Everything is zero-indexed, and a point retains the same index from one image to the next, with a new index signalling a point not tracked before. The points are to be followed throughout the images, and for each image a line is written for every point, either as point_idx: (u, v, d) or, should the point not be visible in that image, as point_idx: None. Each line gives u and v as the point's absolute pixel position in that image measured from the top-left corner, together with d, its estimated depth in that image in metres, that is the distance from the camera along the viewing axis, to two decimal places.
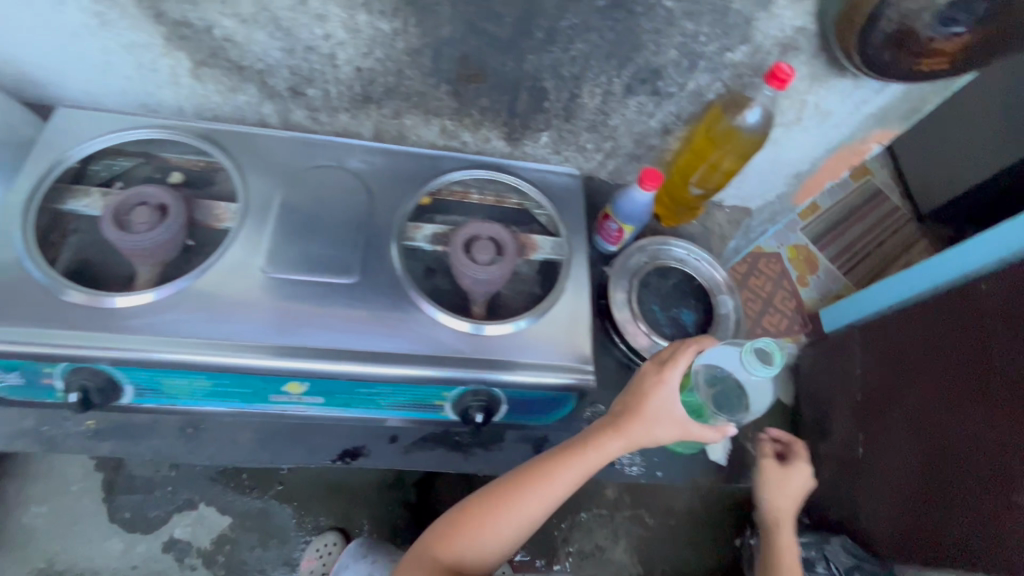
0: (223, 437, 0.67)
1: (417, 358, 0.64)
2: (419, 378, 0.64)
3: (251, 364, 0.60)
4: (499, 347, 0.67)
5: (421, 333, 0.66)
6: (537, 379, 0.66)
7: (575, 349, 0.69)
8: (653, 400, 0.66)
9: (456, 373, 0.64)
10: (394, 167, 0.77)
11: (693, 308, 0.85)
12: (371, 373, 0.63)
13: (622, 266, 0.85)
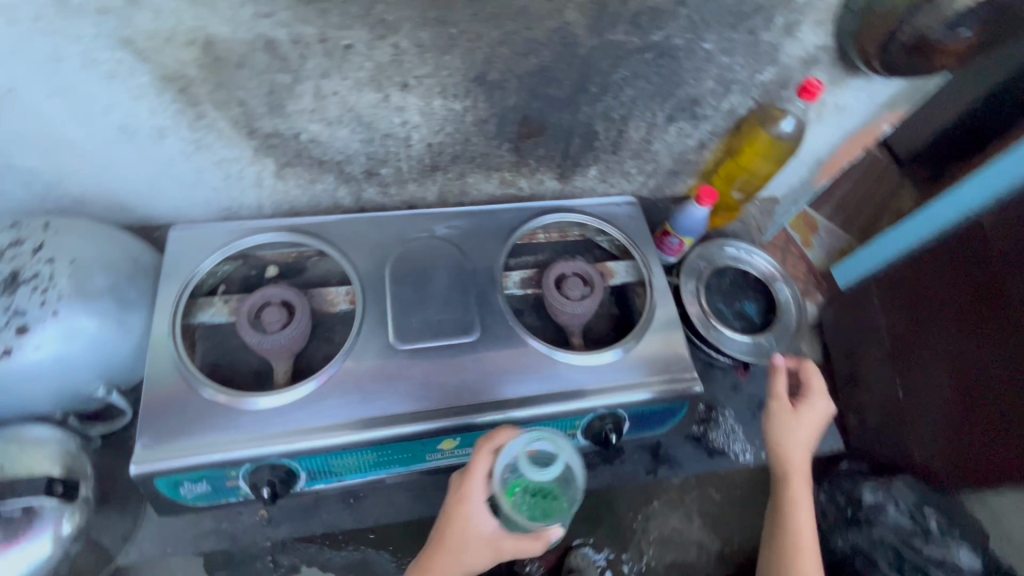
0: (383, 499, 0.75)
1: (548, 397, 0.71)
2: (554, 414, 0.71)
3: (410, 433, 0.66)
4: (611, 372, 0.75)
5: (544, 373, 0.73)
6: (654, 395, 0.74)
7: (679, 361, 0.77)
8: (456, 520, 0.62)
9: (586, 404, 0.72)
10: (475, 227, 0.85)
11: (754, 300, 0.94)
12: (514, 419, 0.69)
13: (686, 273, 0.93)
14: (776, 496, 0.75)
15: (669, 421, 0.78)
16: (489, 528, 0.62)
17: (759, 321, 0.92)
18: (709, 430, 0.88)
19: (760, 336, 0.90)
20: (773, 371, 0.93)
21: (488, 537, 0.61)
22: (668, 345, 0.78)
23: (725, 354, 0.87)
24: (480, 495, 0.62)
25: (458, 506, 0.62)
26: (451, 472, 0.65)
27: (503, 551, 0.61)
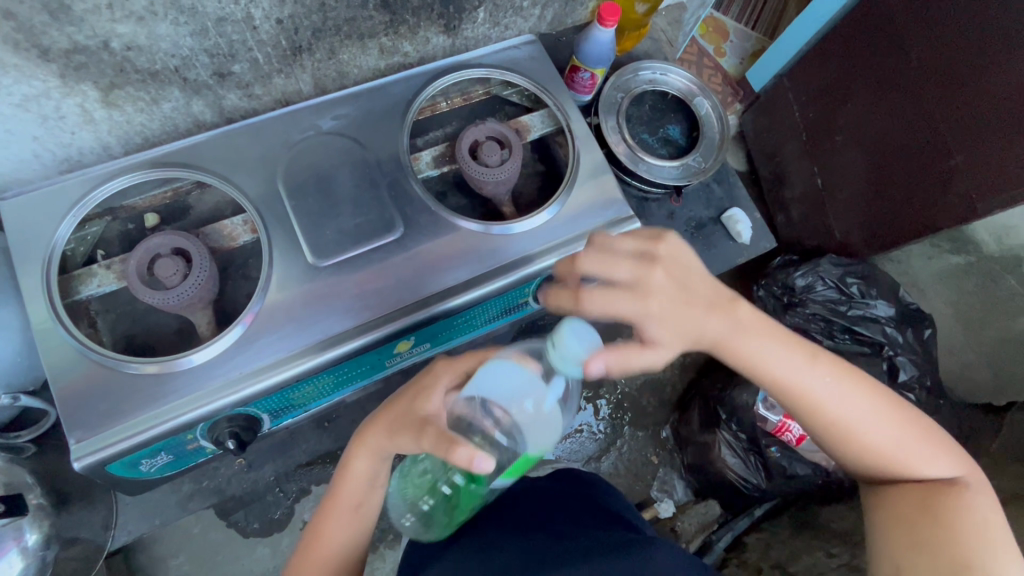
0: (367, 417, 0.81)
1: (493, 271, 0.69)
2: (502, 289, 0.69)
3: (362, 345, 0.64)
4: (550, 231, 0.72)
5: (485, 251, 0.70)
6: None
7: (613, 203, 0.75)
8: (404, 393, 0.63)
9: (531, 270, 0.70)
10: (365, 110, 0.75)
11: (677, 122, 0.91)
12: (464, 304, 0.68)
13: (604, 109, 0.87)
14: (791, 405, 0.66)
15: None
16: (432, 411, 0.61)
17: (684, 142, 0.90)
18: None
19: (687, 157, 0.88)
20: (703, 189, 0.93)
21: (427, 416, 0.61)
22: (598, 188, 0.75)
23: (655, 185, 0.86)
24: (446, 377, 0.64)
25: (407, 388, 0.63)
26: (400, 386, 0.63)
27: (427, 433, 0.58)
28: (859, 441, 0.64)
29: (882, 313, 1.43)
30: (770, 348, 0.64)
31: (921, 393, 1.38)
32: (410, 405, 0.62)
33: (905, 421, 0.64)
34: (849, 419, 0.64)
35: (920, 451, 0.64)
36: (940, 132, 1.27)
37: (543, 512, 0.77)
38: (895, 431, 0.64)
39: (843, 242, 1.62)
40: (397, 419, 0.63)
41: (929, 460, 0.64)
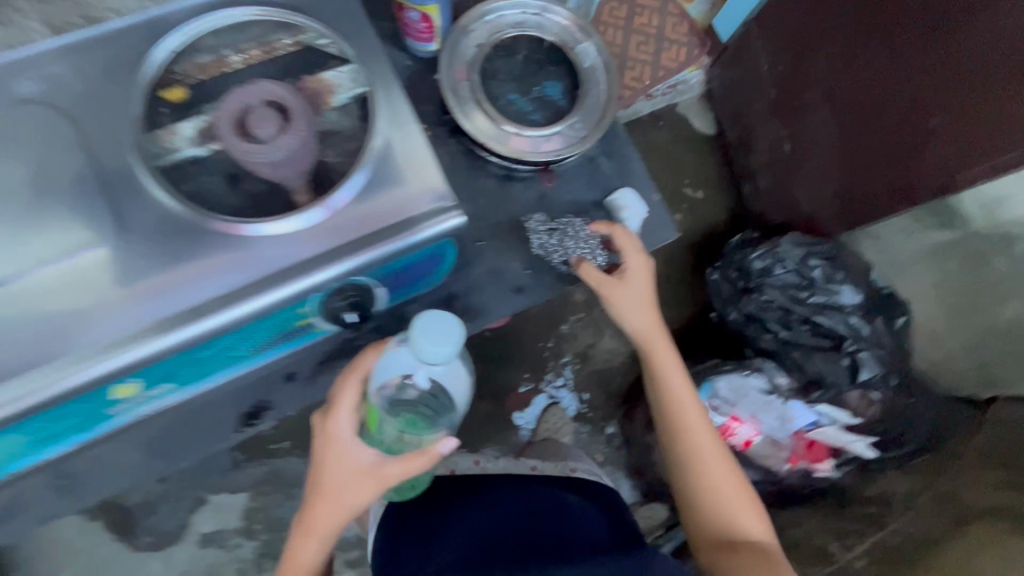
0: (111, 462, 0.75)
1: (246, 291, 0.55)
2: (261, 312, 0.56)
3: (62, 392, 0.52)
4: (332, 235, 0.56)
5: (238, 259, 0.55)
6: (387, 256, 0.56)
7: (422, 195, 0.57)
8: (335, 452, 0.74)
9: (297, 290, 0.56)
10: (89, 68, 0.59)
11: (557, 78, 0.71)
12: (200, 337, 0.54)
13: (453, 63, 0.68)
14: (667, 420, 0.90)
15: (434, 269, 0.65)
16: (367, 459, 0.74)
17: (565, 104, 0.70)
18: (560, 238, 0.82)
19: (565, 124, 0.69)
20: (589, 164, 0.84)
21: (369, 465, 0.73)
22: (403, 173, 0.58)
23: (524, 164, 0.68)
24: (346, 425, 0.74)
25: (330, 443, 0.75)
26: (324, 416, 0.75)
27: (385, 476, 0.73)
28: (709, 474, 0.86)
29: (847, 301, 1.24)
30: (677, 376, 0.88)
31: (885, 393, 1.24)
32: (358, 469, 0.74)
33: (739, 480, 0.87)
34: (706, 458, 0.87)
35: (743, 510, 0.85)
36: (919, 92, 1.05)
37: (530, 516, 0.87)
38: (731, 481, 0.86)
39: (809, 218, 1.42)
40: (357, 484, 0.74)
41: (748, 513, 0.85)
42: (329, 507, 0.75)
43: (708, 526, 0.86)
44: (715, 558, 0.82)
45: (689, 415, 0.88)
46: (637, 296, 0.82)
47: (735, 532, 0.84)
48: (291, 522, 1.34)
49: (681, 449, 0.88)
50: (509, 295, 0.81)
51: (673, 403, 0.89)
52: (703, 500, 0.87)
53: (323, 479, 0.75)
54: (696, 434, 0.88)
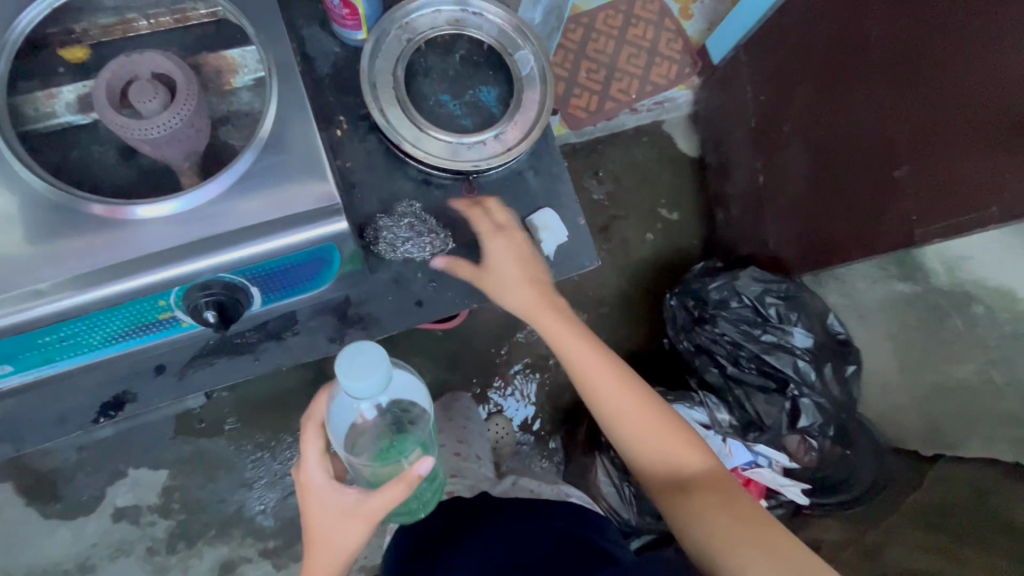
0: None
1: (92, 276, 0.50)
2: (109, 302, 0.51)
3: None
4: (200, 224, 0.51)
5: (79, 246, 0.50)
6: (259, 252, 0.52)
7: (307, 192, 0.53)
8: (316, 502, 0.72)
9: (152, 281, 0.51)
10: None
11: (494, 83, 0.69)
12: (33, 322, 0.50)
13: (383, 57, 0.66)
14: (578, 384, 0.79)
15: (319, 275, 0.61)
16: (350, 500, 0.71)
17: (499, 113, 0.68)
18: (408, 231, 0.73)
19: (493, 131, 0.67)
20: (516, 178, 0.78)
21: (353, 506, 0.70)
22: (291, 166, 0.53)
23: (448, 171, 0.66)
24: (319, 472, 0.72)
25: (309, 492, 0.72)
26: (294, 473, 0.73)
27: (371, 512, 0.70)
28: (634, 424, 0.77)
29: (799, 343, 1.23)
30: (568, 334, 0.77)
31: (824, 441, 1.23)
32: (339, 510, 0.71)
33: (672, 421, 0.78)
34: (628, 414, 0.77)
35: (686, 447, 0.77)
36: (888, 138, 1.02)
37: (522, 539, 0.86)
38: (663, 423, 0.78)
39: (773, 253, 1.41)
40: (340, 524, 0.71)
41: (690, 451, 0.77)
42: (323, 554, 0.72)
43: (660, 479, 0.77)
44: (674, 507, 0.75)
45: (594, 376, 0.78)
46: (505, 281, 0.74)
47: (686, 473, 0.76)
48: (209, 505, 1.30)
49: (603, 412, 0.78)
50: (415, 306, 0.76)
51: (574, 365, 0.78)
52: (646, 452, 0.77)
53: (310, 534, 0.73)
54: (609, 393, 0.78)
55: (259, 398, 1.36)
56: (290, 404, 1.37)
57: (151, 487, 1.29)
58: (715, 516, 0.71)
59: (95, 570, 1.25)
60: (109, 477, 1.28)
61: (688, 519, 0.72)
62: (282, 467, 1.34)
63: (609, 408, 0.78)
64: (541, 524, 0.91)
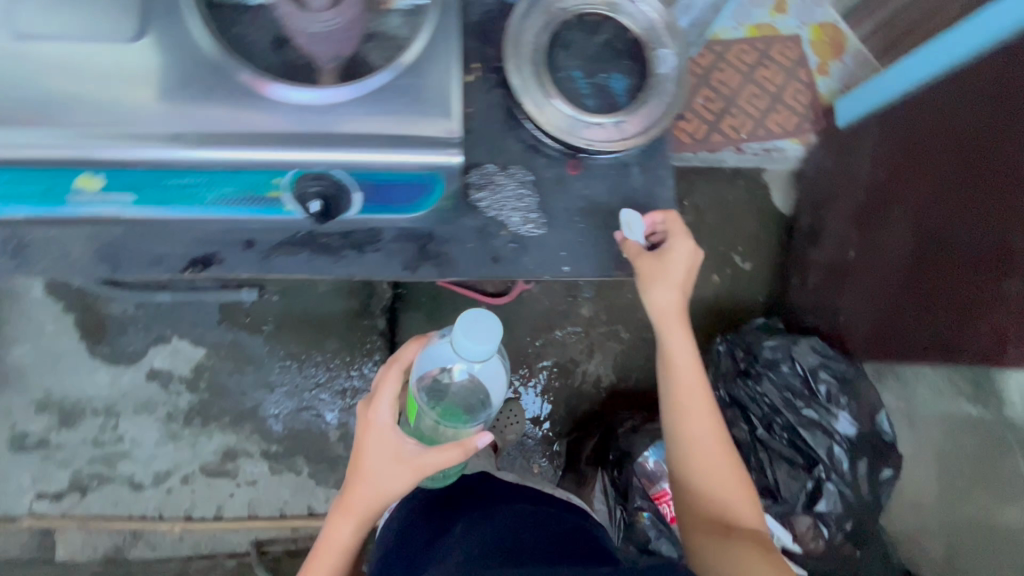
0: (49, 247, 0.73)
1: (232, 137, 0.53)
2: (234, 164, 0.54)
3: (14, 158, 0.52)
4: (335, 118, 0.54)
5: (223, 105, 0.54)
6: (380, 161, 0.54)
7: (434, 118, 0.55)
8: (373, 443, 0.77)
9: (277, 156, 0.53)
10: None
11: (626, 71, 0.68)
12: (168, 160, 0.53)
13: (531, 18, 0.67)
14: (670, 397, 0.87)
15: (416, 197, 0.64)
16: (407, 449, 0.77)
17: (624, 102, 0.68)
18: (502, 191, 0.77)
19: (614, 117, 0.67)
20: (620, 169, 0.79)
21: (410, 458, 0.76)
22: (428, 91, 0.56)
23: (561, 141, 0.67)
24: (385, 415, 0.77)
25: (369, 430, 0.77)
26: (360, 405, 0.78)
27: (424, 468, 0.75)
28: (707, 454, 0.85)
29: (840, 429, 1.17)
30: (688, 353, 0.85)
31: (836, 534, 1.17)
32: (394, 454, 0.76)
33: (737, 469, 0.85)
34: (703, 441, 0.85)
35: (742, 499, 0.84)
36: (1007, 251, 0.97)
37: (526, 519, 0.86)
38: (730, 468, 0.85)
39: (841, 330, 1.35)
40: (390, 468, 0.76)
41: (744, 501, 0.84)
42: (363, 488, 0.78)
43: (699, 512, 0.84)
44: (710, 541, 0.81)
45: (690, 399, 0.86)
46: (667, 274, 0.74)
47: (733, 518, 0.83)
48: (230, 393, 1.38)
49: (681, 431, 0.86)
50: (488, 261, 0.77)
51: (675, 383, 0.86)
52: (704, 486, 0.85)
53: (357, 470, 0.78)
54: (695, 418, 0.85)
55: (302, 313, 1.43)
56: (329, 325, 1.44)
57: (184, 359, 1.37)
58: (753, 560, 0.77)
59: (117, 417, 1.34)
60: (151, 339, 1.37)
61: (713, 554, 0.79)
62: (306, 381, 1.41)
63: (690, 431, 0.85)
64: (549, 512, 0.91)
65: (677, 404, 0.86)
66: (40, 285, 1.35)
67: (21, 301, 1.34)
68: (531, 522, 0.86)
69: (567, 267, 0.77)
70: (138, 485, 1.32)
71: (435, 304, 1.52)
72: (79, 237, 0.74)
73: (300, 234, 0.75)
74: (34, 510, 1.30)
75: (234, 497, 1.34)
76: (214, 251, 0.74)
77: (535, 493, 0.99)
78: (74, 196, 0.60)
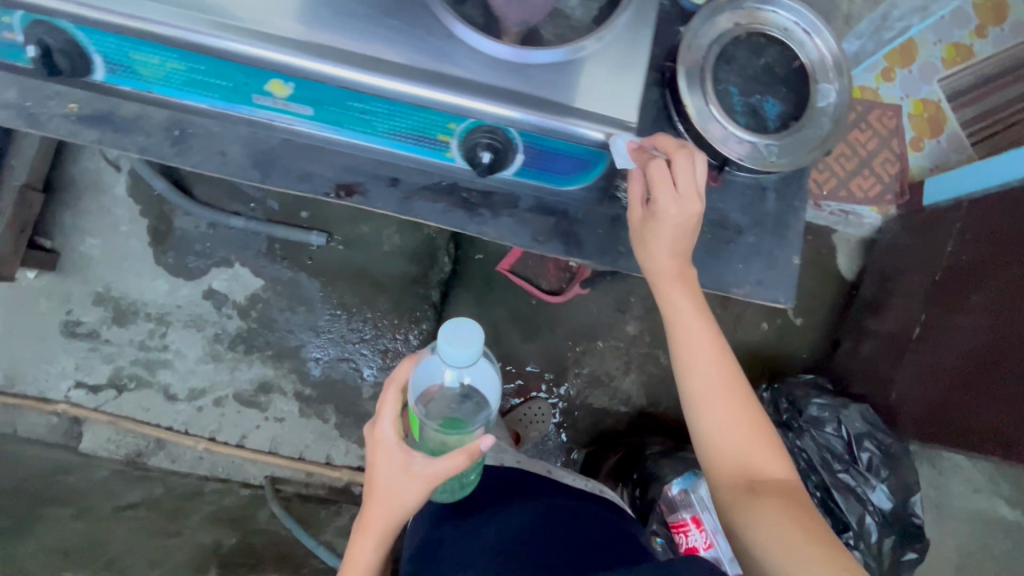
0: (209, 142, 0.75)
1: (434, 75, 0.51)
2: (427, 103, 0.53)
3: (226, 51, 0.50)
4: (525, 80, 0.53)
5: (428, 40, 0.52)
6: (567, 132, 0.53)
7: (617, 105, 0.54)
8: (384, 461, 0.72)
9: (467, 104, 0.52)
10: None
11: (782, 99, 0.69)
12: (369, 86, 0.51)
13: (702, 27, 0.68)
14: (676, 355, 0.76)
15: (578, 174, 0.62)
16: (415, 462, 0.71)
17: (773, 128, 0.68)
18: None
19: (765, 141, 0.67)
20: (757, 192, 0.79)
21: (420, 469, 0.71)
22: (616, 74, 0.54)
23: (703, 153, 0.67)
24: (391, 429, 0.72)
25: (377, 449, 0.72)
26: (362, 428, 0.73)
27: (435, 476, 0.71)
28: (719, 413, 0.74)
29: (875, 500, 1.16)
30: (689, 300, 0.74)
31: None
32: (404, 468, 0.71)
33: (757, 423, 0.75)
34: (717, 397, 0.74)
35: (765, 453, 0.74)
36: None
37: (565, 517, 0.87)
38: (747, 424, 0.75)
39: (890, 405, 1.33)
40: (402, 483, 0.71)
41: (770, 458, 0.74)
42: (380, 507, 0.73)
43: (724, 472, 0.75)
44: (737, 502, 0.72)
45: (696, 353, 0.75)
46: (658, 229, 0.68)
47: (759, 476, 0.73)
48: (278, 329, 1.39)
49: (689, 391, 0.76)
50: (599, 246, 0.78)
51: (678, 336, 0.75)
52: (723, 445, 0.75)
53: (371, 490, 0.73)
54: (705, 377, 0.74)
55: (361, 267, 1.44)
56: (384, 285, 1.45)
57: (240, 285, 1.40)
58: (784, 522, 0.69)
59: (167, 326, 1.36)
60: (214, 259, 1.39)
61: (744, 520, 0.71)
62: (351, 333, 1.42)
63: (698, 390, 0.75)
64: (576, 504, 0.92)
65: (683, 363, 0.75)
66: (123, 184, 1.38)
67: (101, 195, 1.37)
68: (559, 513, 0.88)
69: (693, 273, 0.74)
70: (172, 397, 1.35)
71: (488, 288, 1.53)
72: (216, 142, 0.75)
73: (444, 184, 0.77)
74: (70, 397, 1.33)
75: (259, 429, 1.36)
76: (359, 182, 0.75)
77: (575, 490, 1.00)
78: (252, 99, 0.58)
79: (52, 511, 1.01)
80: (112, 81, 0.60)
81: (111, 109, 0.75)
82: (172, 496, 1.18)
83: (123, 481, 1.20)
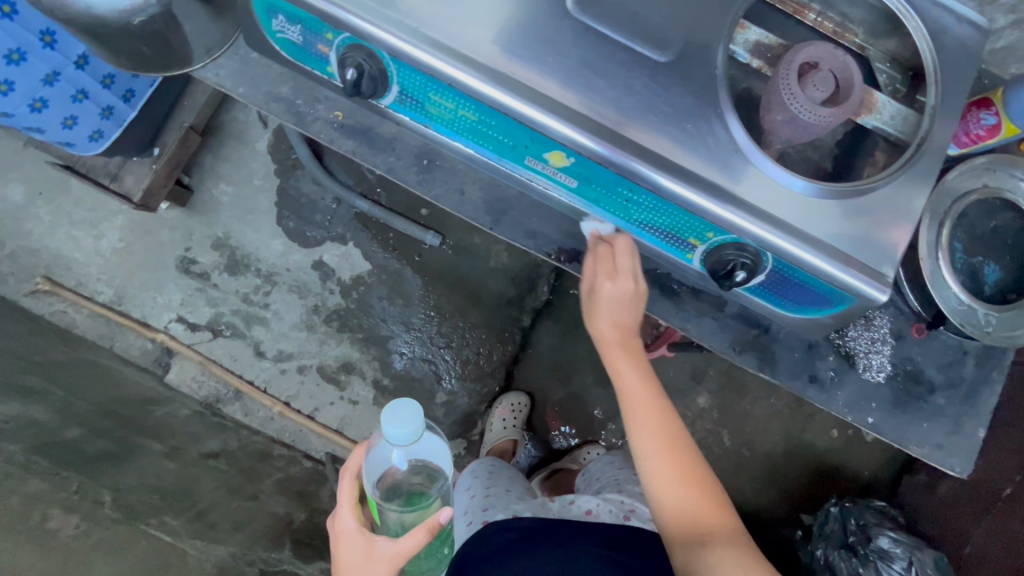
0: (453, 178, 0.79)
1: (711, 187, 0.53)
2: (696, 210, 0.54)
3: (524, 117, 0.52)
4: (794, 210, 0.54)
5: (711, 152, 0.53)
6: (824, 268, 0.53)
7: (880, 256, 0.54)
8: (345, 555, 0.66)
9: (734, 220, 0.53)
10: None
11: (1004, 268, 0.75)
12: (648, 181, 0.53)
13: (948, 183, 0.76)
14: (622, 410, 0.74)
15: (813, 305, 0.61)
16: (375, 549, 0.65)
17: (987, 290, 0.75)
18: (872, 347, 0.80)
19: (978, 303, 0.73)
20: (958, 355, 0.80)
21: (383, 554, 0.64)
22: (884, 225, 0.55)
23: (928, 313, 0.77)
24: (349, 518, 0.67)
25: (336, 541, 0.67)
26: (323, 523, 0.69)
27: (398, 559, 0.64)
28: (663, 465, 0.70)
29: None
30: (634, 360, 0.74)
31: None
32: (367, 555, 0.65)
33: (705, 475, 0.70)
34: (660, 446, 0.71)
35: (712, 505, 0.68)
36: None
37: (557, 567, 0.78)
38: (697, 476, 0.70)
39: (965, 558, 1.18)
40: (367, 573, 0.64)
41: (716, 508, 0.68)
42: None
43: (670, 524, 0.68)
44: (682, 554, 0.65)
45: (638, 407, 0.73)
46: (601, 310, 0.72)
47: (708, 529, 0.66)
48: (373, 315, 1.42)
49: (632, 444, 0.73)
50: (781, 361, 0.79)
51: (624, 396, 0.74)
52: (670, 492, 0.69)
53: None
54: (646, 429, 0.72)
55: (462, 273, 1.46)
56: (484, 300, 1.46)
57: (349, 265, 1.43)
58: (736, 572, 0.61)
59: (273, 286, 1.41)
60: (330, 232, 1.43)
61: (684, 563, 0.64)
62: (442, 338, 1.44)
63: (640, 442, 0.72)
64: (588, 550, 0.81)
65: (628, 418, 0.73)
66: (265, 141, 1.43)
67: (243, 146, 1.42)
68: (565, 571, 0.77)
69: (872, 420, 0.79)
70: (261, 354, 1.39)
71: (575, 325, 1.50)
72: (442, 173, 0.80)
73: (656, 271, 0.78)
74: (169, 329, 1.39)
75: (332, 406, 1.39)
76: (578, 251, 0.79)
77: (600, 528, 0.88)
78: (522, 159, 0.61)
79: (148, 444, 1.04)
80: (397, 108, 0.63)
81: (349, 116, 0.81)
82: (246, 453, 1.22)
83: (203, 425, 1.24)
